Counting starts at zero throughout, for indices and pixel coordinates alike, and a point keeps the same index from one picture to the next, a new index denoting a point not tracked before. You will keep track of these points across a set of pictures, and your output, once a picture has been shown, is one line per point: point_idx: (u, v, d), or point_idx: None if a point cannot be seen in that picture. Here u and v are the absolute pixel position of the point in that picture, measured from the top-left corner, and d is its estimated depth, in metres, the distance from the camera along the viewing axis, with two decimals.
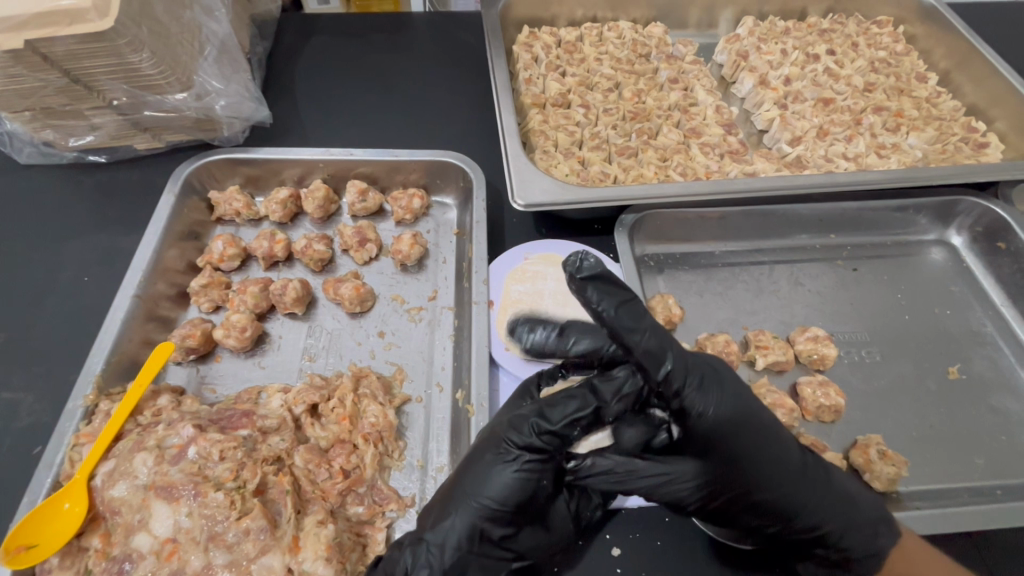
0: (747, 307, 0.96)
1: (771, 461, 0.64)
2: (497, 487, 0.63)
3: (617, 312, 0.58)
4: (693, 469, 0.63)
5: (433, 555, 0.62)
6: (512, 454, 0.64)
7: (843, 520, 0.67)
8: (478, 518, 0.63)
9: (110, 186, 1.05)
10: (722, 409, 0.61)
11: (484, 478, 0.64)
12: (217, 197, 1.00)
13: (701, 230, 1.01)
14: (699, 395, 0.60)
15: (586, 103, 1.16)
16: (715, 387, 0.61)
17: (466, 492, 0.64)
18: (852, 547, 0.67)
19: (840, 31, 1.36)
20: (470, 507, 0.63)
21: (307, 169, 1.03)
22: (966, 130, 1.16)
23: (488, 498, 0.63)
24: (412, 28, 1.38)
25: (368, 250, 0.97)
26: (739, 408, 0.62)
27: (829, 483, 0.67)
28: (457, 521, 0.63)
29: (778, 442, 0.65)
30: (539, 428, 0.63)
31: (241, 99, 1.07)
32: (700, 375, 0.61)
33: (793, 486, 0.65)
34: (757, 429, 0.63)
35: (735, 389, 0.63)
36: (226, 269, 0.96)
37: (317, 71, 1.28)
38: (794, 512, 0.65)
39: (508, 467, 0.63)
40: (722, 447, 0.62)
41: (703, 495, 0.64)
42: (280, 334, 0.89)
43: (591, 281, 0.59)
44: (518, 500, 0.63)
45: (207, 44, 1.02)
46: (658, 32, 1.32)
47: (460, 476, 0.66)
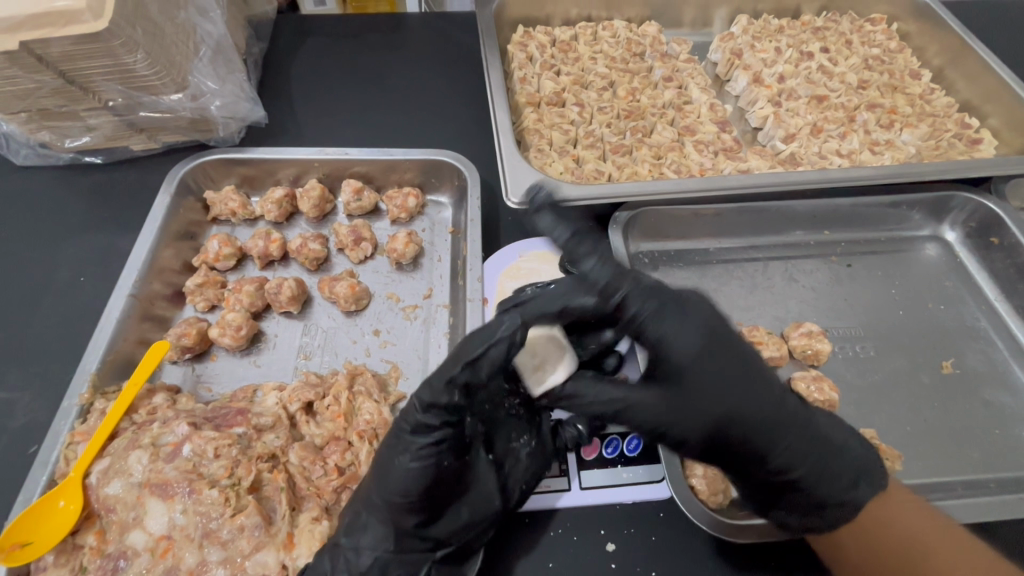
0: (741, 303, 0.96)
1: (742, 395, 0.62)
2: (400, 480, 0.61)
3: (569, 243, 0.67)
4: (654, 399, 0.61)
5: (351, 558, 0.63)
6: (406, 445, 0.62)
7: (815, 463, 0.65)
8: (389, 514, 0.62)
9: (106, 187, 1.05)
10: (686, 338, 0.62)
11: (386, 472, 0.62)
12: (213, 197, 1.00)
13: (695, 227, 1.02)
14: (656, 321, 0.62)
15: (581, 101, 1.17)
16: (677, 314, 0.63)
17: (374, 489, 0.63)
18: (824, 489, 0.66)
19: (834, 29, 1.36)
20: (378, 505, 0.63)
21: (302, 168, 1.03)
22: (960, 126, 1.17)
23: (392, 492, 0.61)
24: (407, 28, 1.39)
25: (363, 249, 0.97)
26: (711, 338, 0.62)
27: (805, 423, 0.65)
28: (370, 520, 0.63)
29: (751, 377, 0.63)
30: (423, 416, 0.60)
31: (236, 100, 1.08)
32: (661, 304, 0.63)
33: (767, 421, 0.63)
34: (727, 358, 0.63)
35: (712, 324, 0.63)
36: (221, 269, 0.96)
37: (313, 72, 1.28)
38: (762, 447, 0.63)
39: (406, 458, 0.61)
40: (684, 376, 0.62)
41: (663, 424, 0.62)
42: (275, 333, 0.89)
43: (539, 215, 0.72)
44: (421, 489, 0.61)
45: (202, 45, 1.02)
46: (652, 31, 1.32)
47: (371, 469, 0.65)
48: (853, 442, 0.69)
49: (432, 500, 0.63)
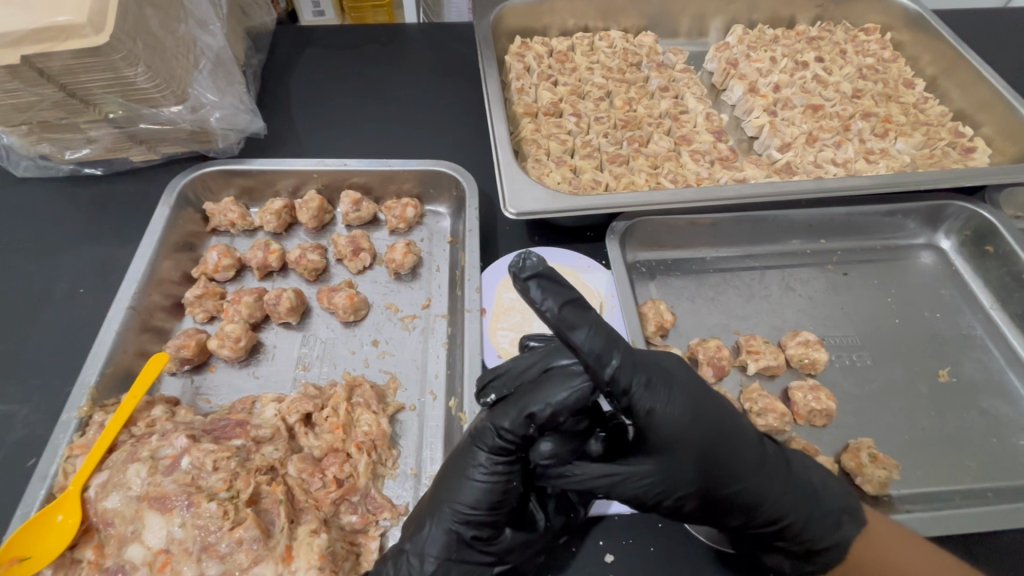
0: (738, 312, 0.97)
1: (728, 455, 0.65)
2: (469, 493, 0.64)
3: (562, 312, 0.58)
4: (648, 466, 0.64)
5: (414, 564, 0.65)
6: (477, 459, 0.65)
7: (804, 512, 0.67)
8: (454, 524, 0.65)
9: (106, 198, 1.06)
10: (672, 408, 0.62)
11: (456, 483, 0.65)
12: (212, 208, 1.01)
13: (692, 237, 1.02)
14: (646, 394, 0.61)
15: (579, 112, 1.18)
16: (664, 387, 0.62)
17: (441, 499, 0.65)
18: (816, 538, 0.68)
19: (828, 39, 1.38)
20: (445, 515, 0.65)
21: (301, 180, 1.04)
22: (954, 134, 1.18)
23: (460, 503, 0.64)
24: (405, 39, 1.40)
25: (362, 259, 0.97)
26: (693, 407, 0.64)
27: (790, 475, 0.68)
28: (433, 530, 0.65)
29: (739, 435, 0.66)
30: (498, 430, 0.62)
31: (236, 111, 1.08)
32: (647, 375, 0.61)
33: (753, 477, 0.66)
34: (713, 423, 0.65)
35: (688, 389, 0.65)
36: (221, 280, 0.96)
37: (313, 83, 1.29)
38: (754, 504, 0.66)
39: (479, 471, 0.64)
40: (672, 448, 0.63)
41: (658, 492, 0.64)
42: (274, 344, 0.90)
43: (534, 280, 0.59)
44: (491, 504, 0.64)
45: (202, 58, 1.03)
46: (649, 41, 1.33)
47: (439, 482, 0.67)
48: (830, 479, 0.72)
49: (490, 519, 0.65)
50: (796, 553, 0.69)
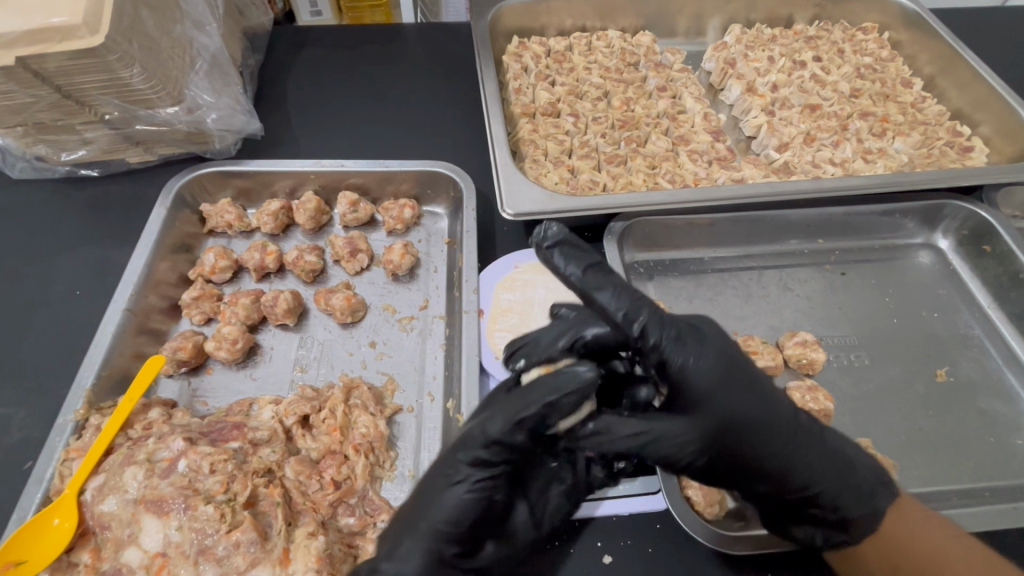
0: (736, 312, 0.97)
1: (762, 418, 0.64)
2: (448, 510, 0.62)
3: (584, 276, 0.62)
4: (682, 424, 0.62)
5: None
6: (460, 472, 0.63)
7: (835, 478, 0.67)
8: (434, 542, 0.63)
9: (103, 200, 1.05)
10: (703, 362, 0.61)
11: (437, 499, 0.63)
12: (209, 209, 1.01)
13: (690, 237, 1.02)
14: (678, 349, 0.61)
15: (576, 112, 1.17)
16: (699, 343, 0.62)
17: (419, 517, 0.64)
18: (848, 508, 0.67)
19: (826, 38, 1.38)
20: (424, 534, 0.63)
21: (298, 181, 1.03)
22: (951, 134, 1.18)
23: (440, 521, 0.62)
24: (403, 39, 1.40)
25: (360, 260, 0.97)
26: (724, 365, 0.62)
27: (823, 441, 0.68)
28: (412, 548, 0.63)
29: (770, 396, 0.65)
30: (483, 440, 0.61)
31: (232, 112, 1.08)
32: (678, 330, 0.61)
33: (785, 442, 0.65)
34: (745, 384, 0.64)
35: (720, 346, 0.63)
36: (217, 281, 0.96)
37: (310, 84, 1.29)
38: (785, 468, 0.65)
39: (461, 487, 0.63)
40: (706, 406, 0.62)
41: (691, 452, 0.63)
42: (271, 346, 0.90)
43: (556, 247, 0.62)
44: (472, 521, 0.63)
45: (198, 59, 1.03)
46: (646, 40, 1.33)
47: (414, 500, 0.65)
48: (859, 452, 0.71)
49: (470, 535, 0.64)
50: (826, 521, 0.68)
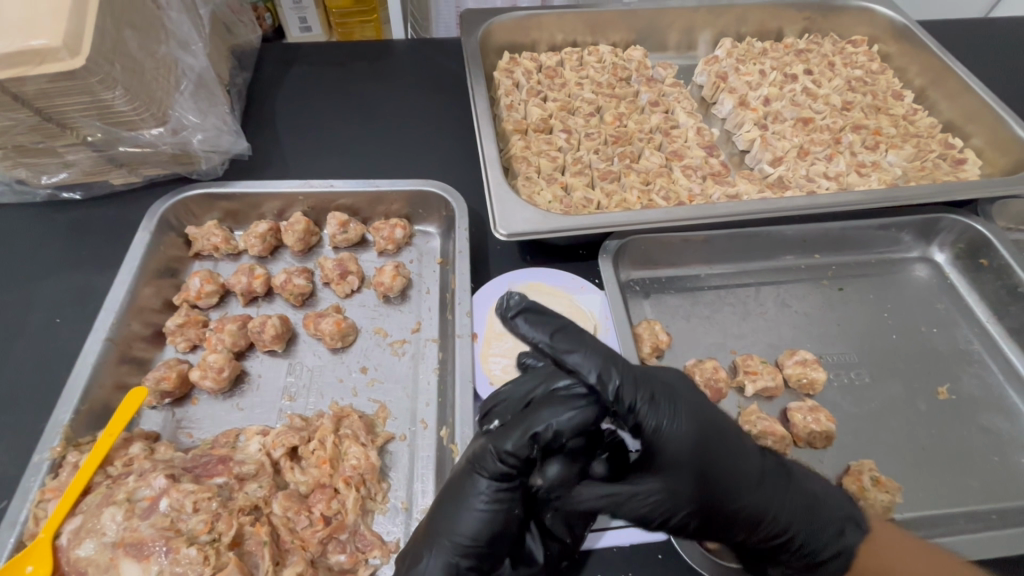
0: (734, 331, 0.95)
1: (726, 472, 0.64)
2: (462, 531, 0.62)
3: (553, 341, 0.60)
4: (656, 484, 0.62)
5: None
6: (479, 488, 0.62)
7: (807, 524, 0.67)
8: (450, 555, 0.61)
9: (85, 223, 1.03)
10: (676, 423, 0.62)
11: (456, 513, 0.62)
12: (195, 232, 0.98)
13: (685, 255, 1.01)
14: (651, 411, 0.61)
15: (569, 128, 1.16)
16: (668, 403, 0.62)
17: (437, 531, 0.63)
18: (821, 548, 0.67)
19: (816, 51, 1.38)
20: (444, 550, 0.62)
21: (287, 202, 1.01)
22: (943, 146, 1.18)
23: (459, 533, 0.61)
24: (393, 56, 1.39)
25: (350, 283, 0.95)
26: (696, 423, 0.63)
27: (795, 485, 0.68)
28: (431, 564, 0.62)
29: (738, 447, 0.66)
30: (497, 455, 0.59)
31: (219, 132, 1.06)
32: (652, 391, 0.62)
33: (757, 491, 0.65)
34: (716, 438, 0.65)
35: (693, 403, 0.65)
36: (203, 307, 0.93)
37: (298, 102, 1.27)
38: (756, 519, 0.65)
39: (478, 500, 0.62)
40: (677, 462, 0.62)
41: (665, 510, 0.62)
42: (259, 373, 0.87)
43: (520, 316, 0.62)
44: (490, 533, 0.62)
45: (184, 79, 1.01)
46: (638, 55, 1.33)
47: (434, 516, 0.64)
48: (833, 487, 0.71)
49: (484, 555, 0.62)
50: (798, 563, 0.69)
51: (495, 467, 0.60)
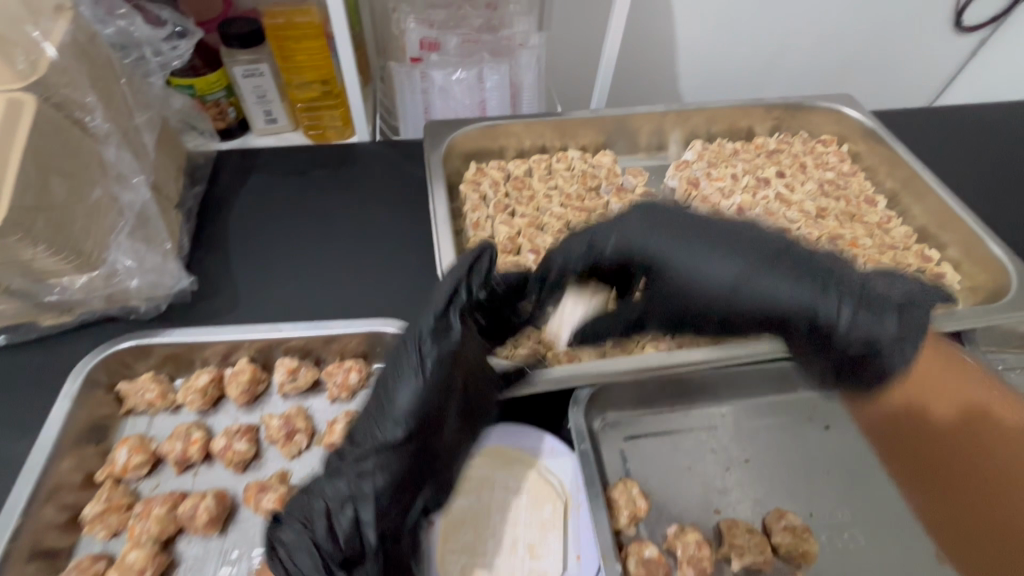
0: (718, 484, 0.88)
1: (752, 296, 0.79)
2: (401, 405, 0.72)
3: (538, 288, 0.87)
4: (635, 303, 0.89)
5: (336, 492, 0.73)
6: (411, 368, 0.73)
7: (866, 340, 0.75)
8: (380, 436, 0.73)
9: (7, 375, 0.94)
10: (661, 284, 0.84)
11: (396, 390, 0.73)
12: (127, 388, 0.90)
13: (661, 395, 0.95)
14: (569, 277, 0.87)
15: (537, 247, 1.11)
16: (649, 261, 0.83)
17: (381, 412, 0.74)
18: (880, 356, 0.75)
19: (787, 151, 1.37)
20: (378, 435, 0.73)
21: (230, 347, 0.93)
22: (920, 259, 1.16)
23: (391, 416, 0.73)
24: (356, 161, 1.34)
25: (296, 443, 0.87)
26: (684, 260, 0.81)
27: (823, 322, 0.76)
28: (370, 436, 0.73)
29: (758, 288, 0.78)
30: (422, 337, 0.74)
31: (161, 270, 0.99)
32: (591, 252, 0.85)
33: (777, 297, 0.78)
34: (703, 273, 0.80)
35: (685, 255, 0.81)
36: (131, 479, 0.84)
37: (254, 217, 1.21)
38: (777, 320, 0.79)
39: (411, 380, 0.73)
40: (680, 298, 0.83)
41: (641, 314, 0.88)
42: (188, 564, 0.78)
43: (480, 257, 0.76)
44: (417, 413, 0.72)
45: (122, 217, 0.94)
46: (607, 161, 1.30)
47: (375, 396, 0.75)
48: (906, 312, 0.75)
49: (420, 431, 0.73)
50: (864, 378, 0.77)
51: (426, 373, 0.72)
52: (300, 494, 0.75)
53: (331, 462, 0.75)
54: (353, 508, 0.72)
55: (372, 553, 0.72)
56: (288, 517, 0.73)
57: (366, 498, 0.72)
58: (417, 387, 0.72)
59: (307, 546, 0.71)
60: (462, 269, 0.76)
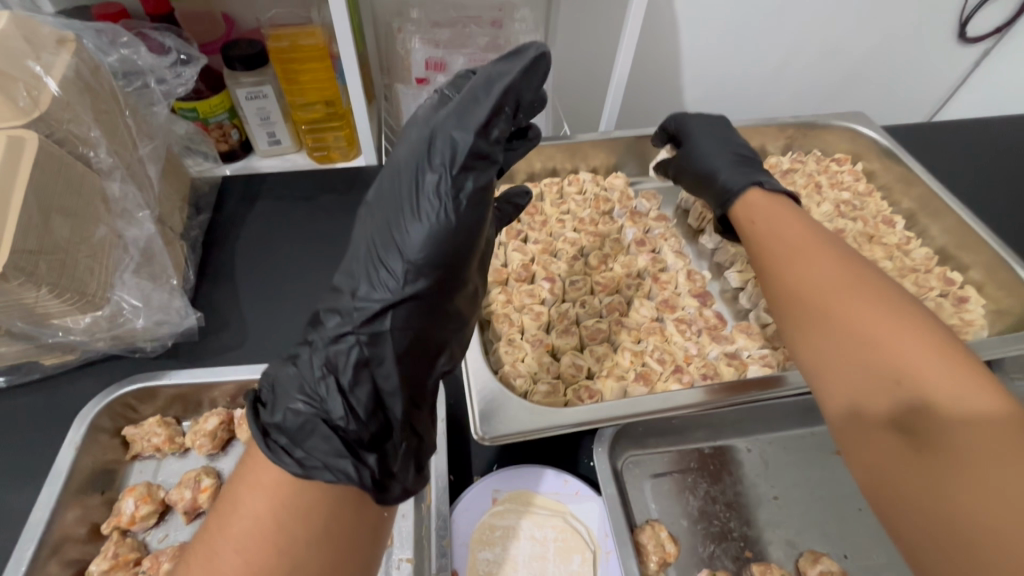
0: (748, 525, 0.85)
1: (693, 154, 1.11)
2: (413, 238, 0.62)
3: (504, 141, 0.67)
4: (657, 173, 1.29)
5: (327, 361, 0.61)
6: (435, 171, 0.62)
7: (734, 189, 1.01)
8: (397, 244, 0.63)
9: (6, 420, 0.90)
10: (688, 136, 1.15)
11: (410, 191, 0.63)
12: (133, 432, 0.87)
13: (684, 428, 0.92)
14: (675, 125, 1.20)
15: (552, 275, 1.08)
16: (688, 132, 1.16)
17: (394, 207, 0.64)
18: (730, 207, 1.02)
19: (801, 170, 1.35)
20: (396, 231, 0.63)
21: (240, 386, 0.91)
22: (943, 281, 1.15)
23: (408, 206, 0.63)
24: (364, 186, 1.32)
25: None
26: (695, 134, 1.14)
27: (726, 174, 1.04)
28: (386, 268, 0.63)
29: (710, 152, 1.09)
30: (451, 139, 0.63)
31: (166, 306, 0.96)
32: (686, 128, 1.17)
33: (721, 160, 1.07)
34: (702, 134, 1.13)
35: (705, 131, 1.13)
36: (138, 531, 0.81)
37: (261, 246, 1.19)
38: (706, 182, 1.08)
39: (431, 185, 0.62)
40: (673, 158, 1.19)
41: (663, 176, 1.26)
42: None
43: (529, 54, 0.69)
44: (447, 212, 0.62)
45: (126, 254, 0.91)
46: (620, 183, 1.27)
47: (388, 201, 0.65)
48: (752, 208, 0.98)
49: (440, 287, 0.64)
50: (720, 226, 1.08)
51: (465, 199, 0.63)
52: (291, 346, 0.65)
53: (324, 329, 0.64)
54: (369, 371, 0.61)
55: (393, 426, 0.63)
56: (283, 398, 0.60)
57: (382, 355, 0.62)
58: (448, 216, 0.62)
59: (319, 427, 0.58)
60: (514, 67, 0.67)
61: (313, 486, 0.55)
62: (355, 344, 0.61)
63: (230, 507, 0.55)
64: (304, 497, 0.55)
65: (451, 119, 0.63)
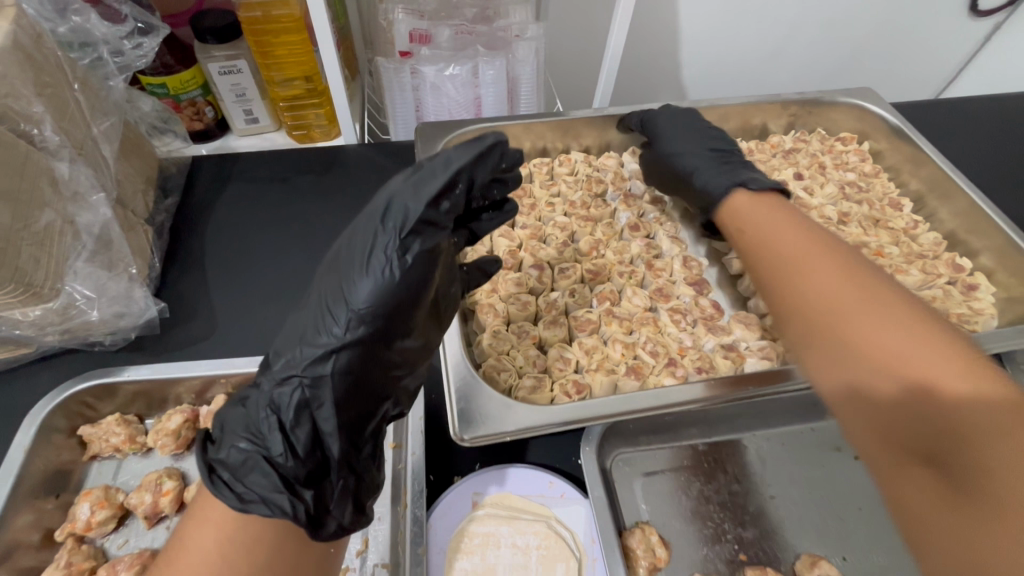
0: (742, 527, 0.81)
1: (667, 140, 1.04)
2: (357, 297, 0.59)
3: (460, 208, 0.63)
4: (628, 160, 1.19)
5: (271, 400, 0.60)
6: (383, 241, 0.59)
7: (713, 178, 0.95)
8: (338, 305, 0.60)
9: None
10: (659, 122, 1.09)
11: (356, 260, 0.60)
12: (90, 432, 0.82)
13: (677, 426, 0.88)
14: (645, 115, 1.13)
15: (540, 262, 1.02)
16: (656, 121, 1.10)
17: (341, 272, 0.61)
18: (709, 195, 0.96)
19: (804, 150, 1.28)
20: (341, 297, 0.60)
21: (206, 382, 0.86)
22: (951, 267, 1.10)
23: (353, 275, 0.59)
24: (343, 167, 1.24)
25: None
26: (667, 121, 1.08)
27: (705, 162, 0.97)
28: (327, 327, 0.60)
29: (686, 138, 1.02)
30: (401, 208, 0.59)
31: (127, 296, 0.90)
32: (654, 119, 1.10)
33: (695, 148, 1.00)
34: (674, 124, 1.07)
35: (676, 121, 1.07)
36: (96, 536, 0.77)
37: (233, 231, 1.12)
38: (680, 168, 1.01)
39: (376, 256, 0.59)
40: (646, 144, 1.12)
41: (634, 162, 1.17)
42: None
43: (497, 147, 0.64)
44: (389, 282, 0.59)
45: (80, 242, 0.84)
46: (613, 164, 1.20)
47: (339, 264, 0.62)
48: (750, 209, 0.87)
49: (385, 337, 0.61)
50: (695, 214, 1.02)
51: (408, 262, 0.59)
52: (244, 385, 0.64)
53: (271, 371, 0.62)
54: (309, 413, 0.60)
55: (331, 466, 0.62)
56: (229, 436, 0.60)
57: (323, 397, 0.60)
58: (394, 278, 0.59)
59: (259, 464, 0.58)
60: (471, 151, 0.61)
61: (253, 520, 0.56)
62: (298, 385, 0.59)
63: (175, 547, 0.56)
64: (247, 531, 0.55)
65: (407, 189, 0.60)
